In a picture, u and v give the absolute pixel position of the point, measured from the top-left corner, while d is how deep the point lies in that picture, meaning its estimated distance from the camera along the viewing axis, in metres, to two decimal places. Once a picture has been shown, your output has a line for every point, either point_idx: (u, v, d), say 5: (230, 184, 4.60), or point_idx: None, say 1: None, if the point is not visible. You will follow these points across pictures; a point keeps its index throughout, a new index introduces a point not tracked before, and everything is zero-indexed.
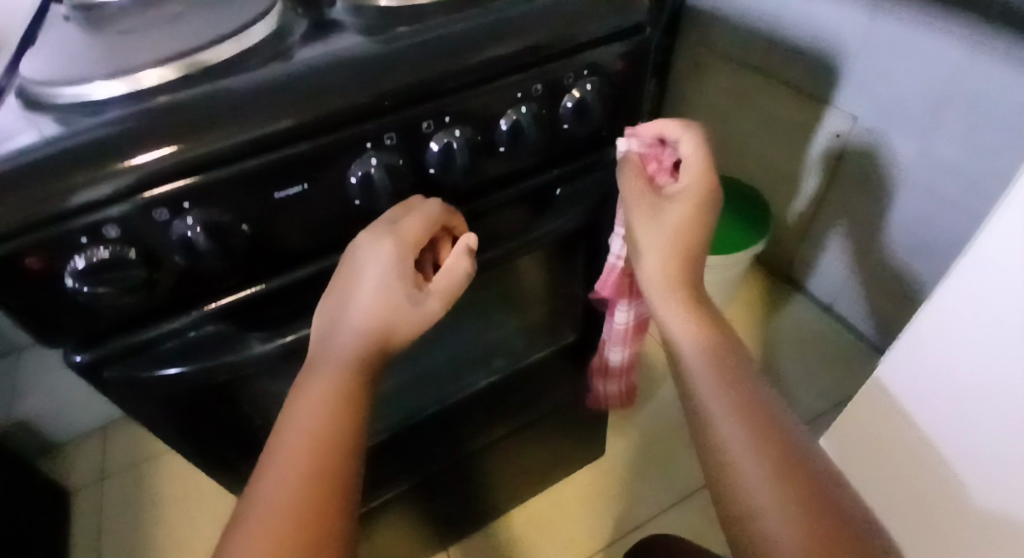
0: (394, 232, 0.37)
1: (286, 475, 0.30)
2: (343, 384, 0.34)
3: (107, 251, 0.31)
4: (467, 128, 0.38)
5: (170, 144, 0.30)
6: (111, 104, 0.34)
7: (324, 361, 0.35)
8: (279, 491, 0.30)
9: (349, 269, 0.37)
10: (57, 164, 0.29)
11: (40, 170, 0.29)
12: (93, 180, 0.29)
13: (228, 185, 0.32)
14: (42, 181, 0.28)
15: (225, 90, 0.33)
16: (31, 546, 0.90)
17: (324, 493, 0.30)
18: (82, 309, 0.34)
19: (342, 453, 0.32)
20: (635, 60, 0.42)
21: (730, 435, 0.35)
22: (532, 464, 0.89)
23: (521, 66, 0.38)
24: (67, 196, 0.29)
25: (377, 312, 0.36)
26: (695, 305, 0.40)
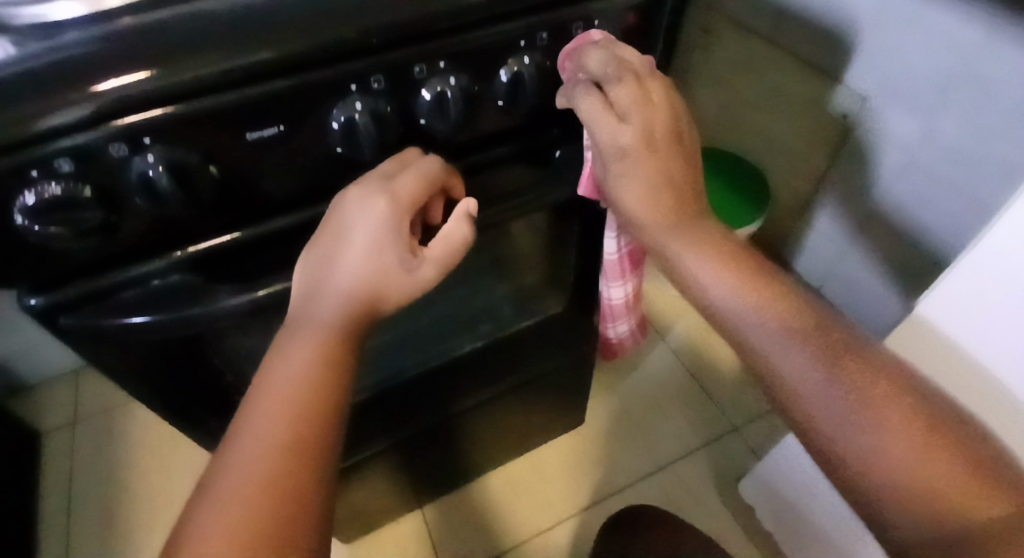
0: (389, 190, 0.35)
1: (259, 444, 0.28)
2: (324, 345, 0.32)
3: (59, 187, 0.28)
4: (462, 76, 0.35)
5: (131, 72, 0.27)
6: (68, 25, 0.31)
7: (305, 323, 0.33)
8: (249, 460, 0.28)
9: (337, 226, 0.34)
10: (1, 87, 0.26)
11: None
12: (41, 109, 0.26)
13: (195, 121, 0.29)
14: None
15: (194, 15, 0.29)
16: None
17: (295, 459, 0.28)
18: (32, 250, 0.31)
19: (318, 420, 0.30)
20: (648, 13, 0.39)
21: (810, 384, 0.34)
22: (512, 429, 0.88)
23: (527, 11, 0.34)
24: (12, 125, 0.26)
25: (365, 274, 0.34)
26: (735, 264, 0.37)
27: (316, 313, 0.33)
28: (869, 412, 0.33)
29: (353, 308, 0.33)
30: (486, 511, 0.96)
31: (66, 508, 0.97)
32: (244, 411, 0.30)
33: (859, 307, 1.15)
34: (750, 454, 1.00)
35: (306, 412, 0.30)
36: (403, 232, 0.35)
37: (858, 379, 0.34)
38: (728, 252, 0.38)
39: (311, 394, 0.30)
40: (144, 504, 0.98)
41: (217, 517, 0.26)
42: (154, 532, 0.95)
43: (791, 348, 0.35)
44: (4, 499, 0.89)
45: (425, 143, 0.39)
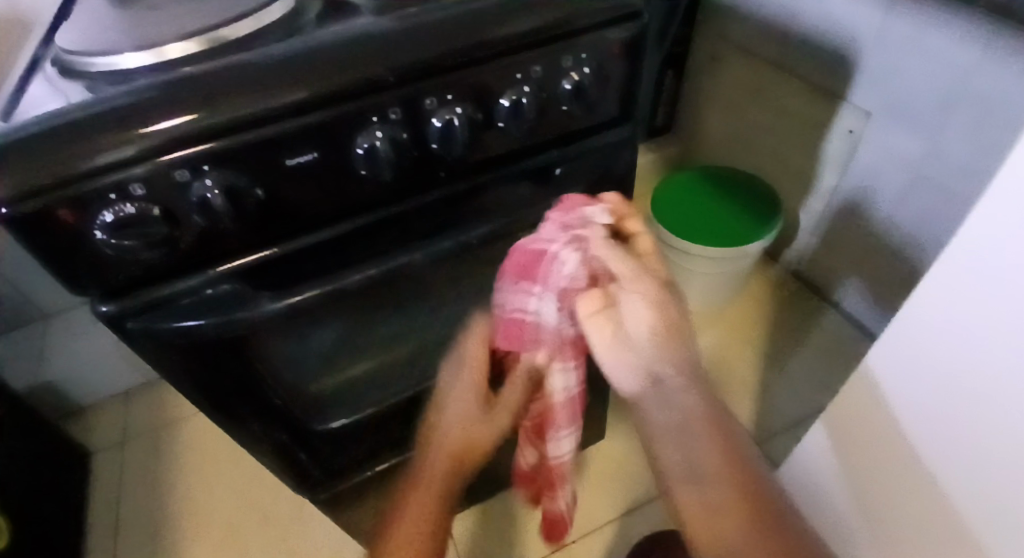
0: (467, 386, 0.56)
1: (407, 530, 0.50)
2: (444, 463, 0.53)
3: (133, 208, 0.34)
4: (468, 106, 0.40)
5: (187, 113, 0.33)
6: (138, 73, 0.37)
7: (439, 444, 0.55)
8: (410, 533, 0.50)
9: (442, 390, 0.58)
10: (86, 126, 0.32)
11: (74, 131, 0.32)
12: (120, 142, 0.32)
13: (240, 150, 0.35)
14: (79, 140, 0.32)
15: (240, 64, 0.35)
16: (48, 501, 0.95)
17: (435, 535, 0.51)
18: (106, 262, 0.36)
19: (444, 501, 0.52)
20: (633, 44, 0.43)
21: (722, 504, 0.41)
22: None
23: (522, 47, 0.39)
24: (93, 156, 0.32)
25: (456, 434, 0.54)
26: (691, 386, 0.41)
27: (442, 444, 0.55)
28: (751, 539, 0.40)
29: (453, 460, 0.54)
30: (508, 525, 0.98)
31: (113, 523, 1.04)
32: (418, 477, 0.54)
33: (879, 322, 1.15)
34: (768, 464, 1.04)
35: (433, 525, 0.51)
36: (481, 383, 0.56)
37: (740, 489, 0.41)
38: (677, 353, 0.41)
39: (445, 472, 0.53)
40: (184, 520, 1.04)
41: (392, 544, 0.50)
42: (193, 545, 1.01)
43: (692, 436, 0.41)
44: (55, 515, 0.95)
45: (441, 167, 0.43)
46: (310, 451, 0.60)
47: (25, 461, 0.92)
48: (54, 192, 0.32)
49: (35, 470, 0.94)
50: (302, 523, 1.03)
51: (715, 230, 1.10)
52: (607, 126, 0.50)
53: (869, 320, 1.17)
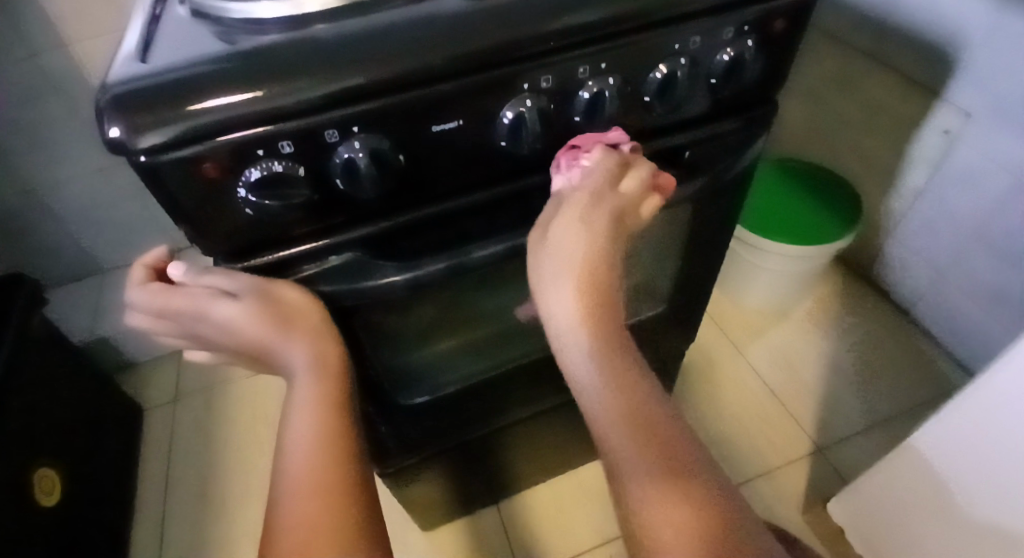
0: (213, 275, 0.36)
1: (305, 467, 0.31)
2: (329, 390, 0.35)
3: (280, 165, 0.32)
4: (619, 77, 0.37)
5: (242, 91, 0.30)
6: (272, 24, 0.35)
7: (300, 384, 0.35)
8: (304, 475, 0.31)
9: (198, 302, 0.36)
10: (163, 91, 0.29)
11: (135, 101, 0.29)
12: (161, 121, 0.29)
13: (392, 111, 0.33)
14: (138, 109, 0.29)
15: (396, 22, 0.33)
16: (100, 452, 0.96)
17: (347, 492, 0.31)
18: (243, 221, 0.35)
19: (349, 432, 0.34)
20: (795, 19, 0.40)
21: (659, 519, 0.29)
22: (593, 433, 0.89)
23: (685, 15, 0.36)
24: (136, 136, 0.29)
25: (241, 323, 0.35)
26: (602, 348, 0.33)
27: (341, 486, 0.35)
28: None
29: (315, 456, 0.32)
30: (557, 513, 0.97)
31: (164, 479, 1.05)
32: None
33: (956, 335, 1.09)
34: (832, 473, 1.00)
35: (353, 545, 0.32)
36: (336, 396, 0.35)
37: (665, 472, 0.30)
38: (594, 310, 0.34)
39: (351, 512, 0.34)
40: (234, 481, 1.04)
41: (299, 519, 0.30)
42: (243, 508, 1.01)
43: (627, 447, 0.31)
44: (104, 470, 0.96)
45: None
46: (392, 425, 0.59)
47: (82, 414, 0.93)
48: (179, 148, 0.30)
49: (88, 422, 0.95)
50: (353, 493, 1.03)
51: (791, 228, 1.05)
52: (743, 110, 0.46)
53: (944, 331, 1.12)
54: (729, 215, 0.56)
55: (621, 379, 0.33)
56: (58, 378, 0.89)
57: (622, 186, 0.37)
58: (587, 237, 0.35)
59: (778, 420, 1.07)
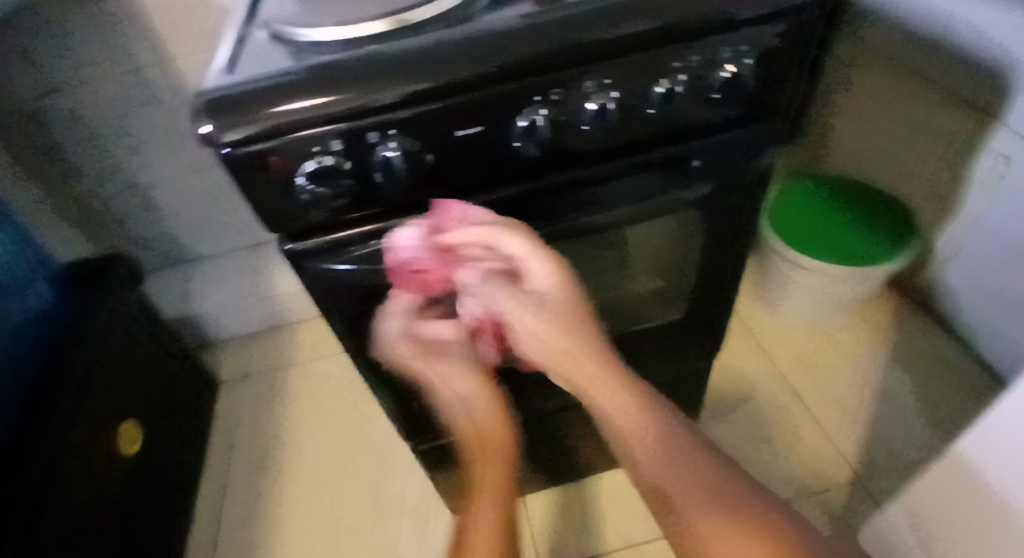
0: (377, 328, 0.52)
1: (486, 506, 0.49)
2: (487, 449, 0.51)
3: (330, 159, 0.39)
4: (623, 91, 0.42)
5: (299, 99, 0.37)
6: (332, 46, 0.42)
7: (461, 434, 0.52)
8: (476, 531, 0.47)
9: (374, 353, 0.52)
10: (244, 98, 0.37)
11: (222, 106, 0.37)
12: (236, 122, 0.37)
13: (423, 117, 0.39)
14: (226, 112, 0.37)
15: (427, 45, 0.39)
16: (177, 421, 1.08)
17: None
18: (300, 205, 0.42)
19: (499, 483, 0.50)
20: (792, 40, 0.44)
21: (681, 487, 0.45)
22: None
23: (683, 37, 0.41)
24: (221, 131, 0.36)
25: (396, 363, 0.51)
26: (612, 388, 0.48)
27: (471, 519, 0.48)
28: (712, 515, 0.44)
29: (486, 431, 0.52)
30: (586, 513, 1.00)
31: None
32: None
33: (1014, 366, 1.05)
34: (869, 498, 0.98)
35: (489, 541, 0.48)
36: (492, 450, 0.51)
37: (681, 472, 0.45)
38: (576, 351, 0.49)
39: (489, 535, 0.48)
40: None
41: None
42: None
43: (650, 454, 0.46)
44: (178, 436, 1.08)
45: (585, 149, 0.46)
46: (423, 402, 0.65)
47: (173, 382, 1.03)
48: (253, 144, 0.38)
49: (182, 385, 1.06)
50: (388, 477, 1.02)
51: (831, 248, 1.05)
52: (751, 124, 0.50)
53: (1002, 361, 1.07)
54: (743, 225, 0.59)
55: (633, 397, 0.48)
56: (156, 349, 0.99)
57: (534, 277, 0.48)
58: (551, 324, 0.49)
59: (813, 438, 1.06)
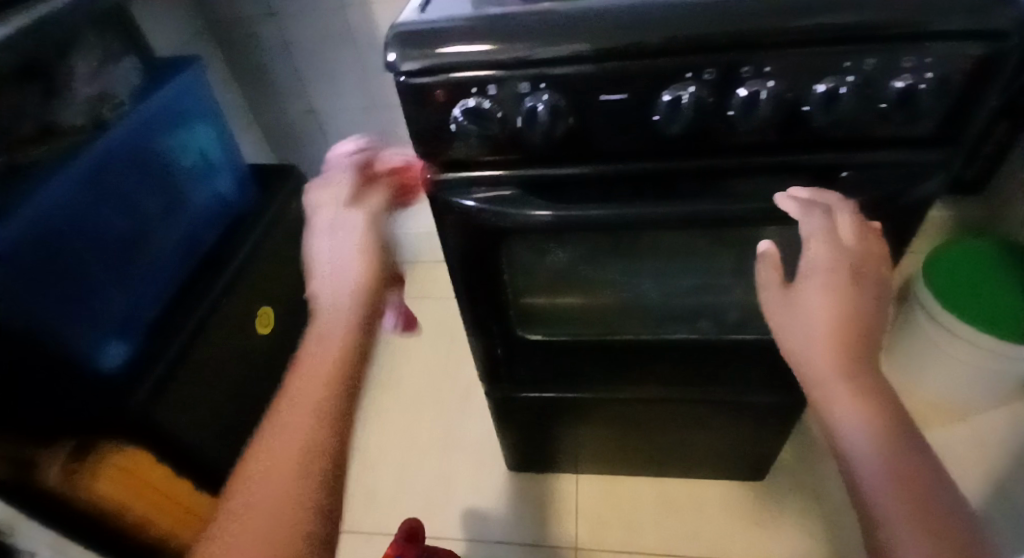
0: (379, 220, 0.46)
1: (292, 440, 0.34)
2: (334, 363, 0.38)
3: (486, 103, 0.43)
4: (780, 83, 0.41)
5: (472, 44, 0.41)
6: (514, 1, 0.46)
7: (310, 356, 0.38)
8: (279, 458, 0.34)
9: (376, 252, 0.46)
10: (429, 35, 0.42)
11: (412, 39, 0.42)
12: (416, 56, 0.42)
13: (575, 78, 0.42)
14: (411, 46, 0.42)
15: (600, 9, 0.41)
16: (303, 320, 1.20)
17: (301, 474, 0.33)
18: (446, 139, 0.47)
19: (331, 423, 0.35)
20: (992, 62, 0.40)
21: (882, 500, 0.32)
22: (696, 452, 0.88)
23: (859, 37, 0.39)
24: (401, 60, 0.43)
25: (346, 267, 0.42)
26: (867, 389, 0.35)
27: (299, 389, 0.37)
28: (908, 532, 0.30)
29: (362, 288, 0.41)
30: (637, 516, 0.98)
31: None
32: (211, 535, 0.33)
33: None
34: None
35: (330, 378, 0.37)
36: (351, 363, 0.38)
37: (916, 498, 0.32)
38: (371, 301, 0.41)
39: (315, 430, 0.35)
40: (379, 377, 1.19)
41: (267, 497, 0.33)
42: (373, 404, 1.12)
43: (865, 421, 0.34)
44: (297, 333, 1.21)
45: (725, 137, 0.46)
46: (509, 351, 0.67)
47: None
48: (425, 76, 0.43)
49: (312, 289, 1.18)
50: (463, 417, 1.08)
51: (992, 310, 0.91)
52: (918, 148, 0.46)
53: None
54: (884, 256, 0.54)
55: (851, 367, 0.36)
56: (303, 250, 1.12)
57: (846, 241, 0.40)
58: (843, 303, 0.37)
59: None
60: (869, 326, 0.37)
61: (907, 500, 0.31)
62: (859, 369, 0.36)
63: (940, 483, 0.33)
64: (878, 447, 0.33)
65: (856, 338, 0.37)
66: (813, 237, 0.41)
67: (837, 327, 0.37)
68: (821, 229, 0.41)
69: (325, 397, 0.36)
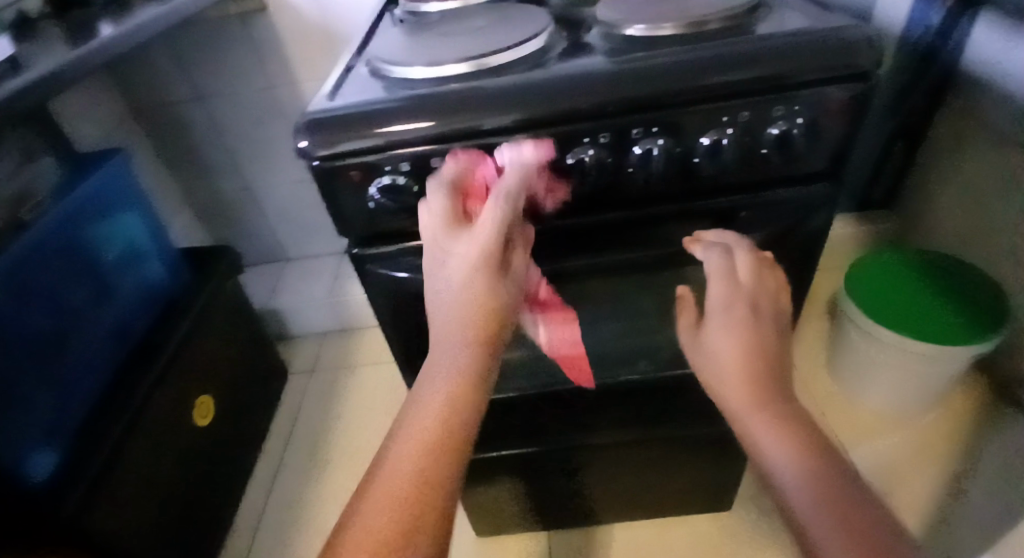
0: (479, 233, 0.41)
1: (402, 468, 0.32)
2: (452, 389, 0.35)
3: (401, 179, 0.45)
4: (670, 139, 0.45)
5: (381, 127, 0.44)
6: (421, 83, 0.48)
7: (429, 381, 0.36)
8: (389, 487, 0.31)
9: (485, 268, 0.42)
10: (339, 121, 0.44)
11: (323, 126, 0.44)
12: (326, 142, 0.44)
13: (483, 149, 0.45)
14: (324, 132, 0.44)
15: (501, 86, 0.44)
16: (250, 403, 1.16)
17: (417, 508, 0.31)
18: (367, 215, 0.48)
19: (449, 456, 0.33)
20: (853, 105, 0.44)
21: (808, 513, 0.33)
22: (659, 491, 0.88)
23: (733, 94, 0.43)
24: (313, 146, 0.44)
25: (464, 287, 0.38)
26: (778, 415, 0.37)
27: (413, 417, 0.34)
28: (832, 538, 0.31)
29: (476, 307, 0.38)
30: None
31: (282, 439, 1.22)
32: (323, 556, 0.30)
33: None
34: None
35: (446, 415, 0.34)
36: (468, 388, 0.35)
37: (839, 504, 0.32)
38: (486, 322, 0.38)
39: (427, 461, 0.32)
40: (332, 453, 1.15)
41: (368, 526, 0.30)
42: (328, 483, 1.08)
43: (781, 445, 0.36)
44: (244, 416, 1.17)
45: (630, 190, 0.49)
46: None
47: (251, 364, 1.13)
48: (339, 159, 0.45)
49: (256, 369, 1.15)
50: None
51: (910, 317, 0.97)
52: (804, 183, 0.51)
53: None
54: (796, 283, 0.58)
55: (761, 396, 0.38)
56: (241, 328, 1.09)
57: (742, 278, 0.44)
58: (744, 333, 0.41)
59: None
60: (773, 357, 0.40)
61: (830, 511, 0.32)
62: (769, 397, 0.38)
63: (859, 488, 0.34)
64: (801, 470, 0.35)
65: (759, 367, 0.39)
66: (711, 275, 0.45)
67: (742, 360, 0.40)
68: (716, 268, 0.45)
69: (441, 426, 0.34)
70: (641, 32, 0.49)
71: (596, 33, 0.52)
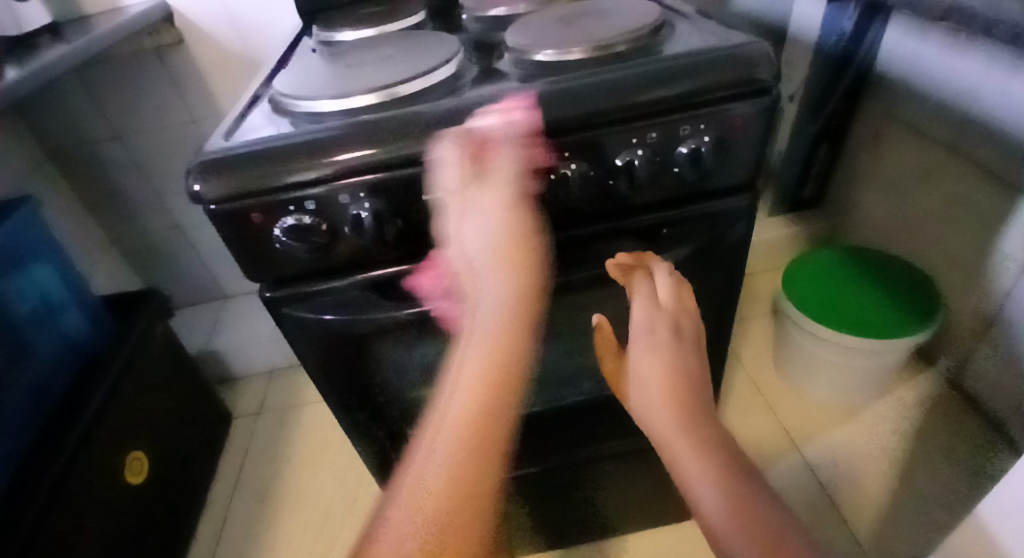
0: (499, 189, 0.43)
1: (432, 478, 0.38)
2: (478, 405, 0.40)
3: (308, 218, 0.44)
4: (582, 163, 0.45)
5: (282, 166, 0.42)
6: (328, 116, 0.46)
7: (456, 393, 0.41)
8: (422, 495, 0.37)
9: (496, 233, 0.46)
10: (236, 162, 0.42)
11: (218, 166, 0.42)
12: (221, 184, 0.42)
13: (392, 183, 0.43)
14: (219, 173, 0.42)
15: (407, 116, 0.43)
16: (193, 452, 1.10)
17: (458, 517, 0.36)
18: (275, 257, 0.46)
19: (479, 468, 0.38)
20: (758, 120, 0.45)
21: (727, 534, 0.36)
22: (623, 510, 0.87)
23: (639, 116, 0.44)
24: (206, 187, 0.42)
25: (494, 307, 0.43)
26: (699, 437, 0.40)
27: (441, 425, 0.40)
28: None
29: (503, 325, 0.43)
30: None
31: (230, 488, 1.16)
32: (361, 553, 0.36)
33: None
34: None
35: (472, 434, 0.39)
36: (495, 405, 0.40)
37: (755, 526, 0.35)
38: (516, 335, 0.43)
39: (458, 469, 0.38)
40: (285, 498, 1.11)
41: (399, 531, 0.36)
42: (282, 529, 1.03)
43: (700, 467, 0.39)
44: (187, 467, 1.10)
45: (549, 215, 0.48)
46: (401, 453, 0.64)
47: (190, 412, 1.07)
48: (238, 200, 0.43)
49: (197, 416, 1.09)
50: None
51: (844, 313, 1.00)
52: (724, 197, 0.51)
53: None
54: (728, 292, 0.58)
55: (686, 420, 0.41)
56: (177, 374, 1.04)
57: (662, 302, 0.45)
58: (667, 360, 0.43)
59: (814, 518, 0.96)
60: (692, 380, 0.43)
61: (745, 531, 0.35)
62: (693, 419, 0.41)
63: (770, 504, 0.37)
64: (720, 494, 0.37)
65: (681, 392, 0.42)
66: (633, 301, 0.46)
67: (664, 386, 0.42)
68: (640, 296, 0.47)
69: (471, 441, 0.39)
70: (550, 56, 0.48)
71: (508, 58, 0.52)
